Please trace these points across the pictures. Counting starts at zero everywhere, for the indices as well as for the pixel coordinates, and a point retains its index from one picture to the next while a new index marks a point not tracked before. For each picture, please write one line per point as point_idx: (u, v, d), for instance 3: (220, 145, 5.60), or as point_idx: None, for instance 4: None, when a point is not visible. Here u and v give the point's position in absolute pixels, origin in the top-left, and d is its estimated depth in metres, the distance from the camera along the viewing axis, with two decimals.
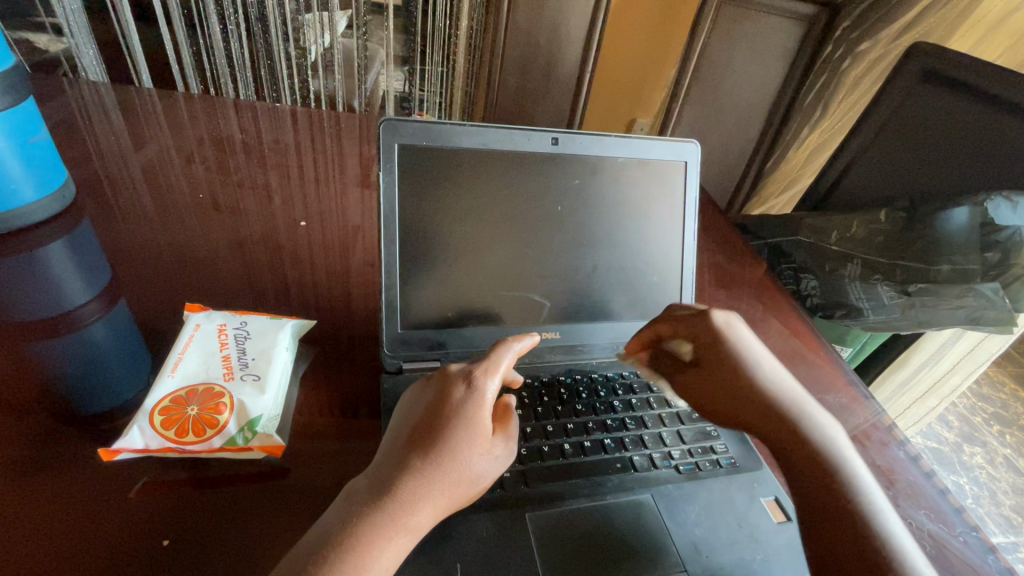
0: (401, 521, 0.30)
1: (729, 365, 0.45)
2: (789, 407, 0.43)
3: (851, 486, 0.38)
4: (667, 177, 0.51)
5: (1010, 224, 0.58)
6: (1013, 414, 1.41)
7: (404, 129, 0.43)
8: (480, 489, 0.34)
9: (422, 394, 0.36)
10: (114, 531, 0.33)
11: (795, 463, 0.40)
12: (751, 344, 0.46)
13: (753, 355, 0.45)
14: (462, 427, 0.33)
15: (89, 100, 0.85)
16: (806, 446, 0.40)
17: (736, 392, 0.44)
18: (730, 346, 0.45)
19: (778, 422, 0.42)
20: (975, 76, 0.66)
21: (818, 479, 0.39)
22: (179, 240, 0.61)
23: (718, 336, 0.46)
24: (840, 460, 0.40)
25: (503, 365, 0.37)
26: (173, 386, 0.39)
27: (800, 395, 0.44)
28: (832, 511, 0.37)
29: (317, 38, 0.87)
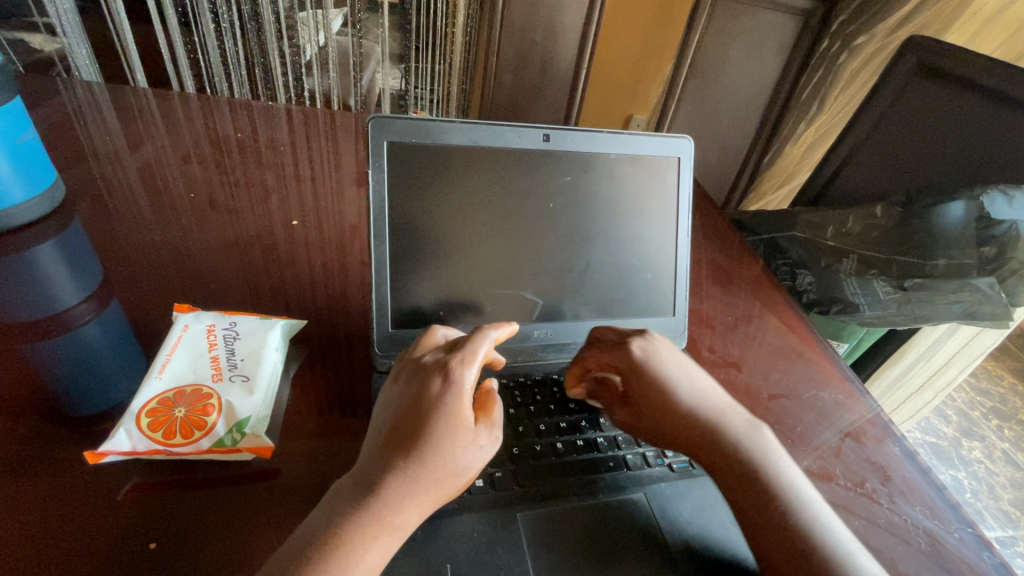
0: (385, 519, 0.30)
1: (655, 390, 0.43)
2: (722, 424, 0.41)
3: (792, 507, 0.37)
4: (661, 173, 0.51)
5: (1007, 218, 0.58)
6: (1012, 408, 1.41)
7: (393, 126, 0.43)
8: (466, 481, 0.34)
9: (399, 389, 0.35)
10: (101, 535, 0.33)
11: (736, 490, 0.38)
12: (672, 362, 0.44)
13: (676, 375, 0.43)
14: (443, 421, 0.33)
15: (82, 99, 0.85)
16: (743, 468, 0.39)
17: (668, 419, 0.42)
18: (650, 372, 0.43)
19: (713, 443, 0.40)
20: (971, 69, 0.66)
21: (759, 505, 0.37)
22: (171, 239, 0.61)
23: (637, 361, 0.44)
24: (780, 478, 0.38)
25: (480, 353, 0.36)
26: (161, 388, 0.38)
27: (729, 411, 0.42)
28: (778, 541, 0.36)
29: (312, 36, 0.87)
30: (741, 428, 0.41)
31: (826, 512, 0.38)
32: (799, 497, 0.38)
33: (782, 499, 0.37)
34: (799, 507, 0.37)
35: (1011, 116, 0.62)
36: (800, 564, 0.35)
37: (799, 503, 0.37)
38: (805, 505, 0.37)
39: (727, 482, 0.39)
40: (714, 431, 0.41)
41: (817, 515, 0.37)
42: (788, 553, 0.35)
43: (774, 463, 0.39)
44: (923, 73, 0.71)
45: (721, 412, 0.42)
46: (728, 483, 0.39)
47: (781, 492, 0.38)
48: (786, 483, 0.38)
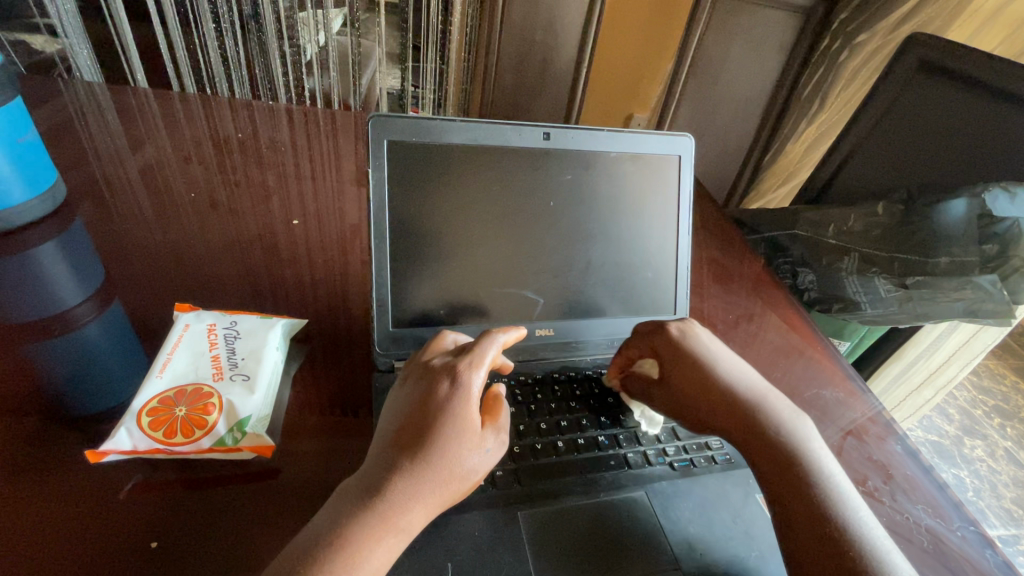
0: (392, 522, 0.30)
1: (694, 372, 0.44)
2: (761, 409, 0.42)
3: (827, 496, 0.37)
4: (661, 171, 0.51)
5: (1009, 216, 0.57)
6: (1014, 406, 1.41)
7: (393, 125, 0.43)
8: (472, 484, 0.34)
9: (407, 392, 0.35)
10: (104, 536, 0.33)
11: (770, 473, 0.39)
12: (712, 348, 0.46)
13: (717, 361, 0.44)
14: (450, 424, 0.33)
15: (84, 100, 0.85)
16: (780, 450, 0.39)
17: (706, 402, 0.43)
18: (690, 355, 0.44)
19: (750, 426, 0.41)
20: (971, 66, 0.66)
21: (794, 490, 0.38)
22: (171, 240, 0.61)
23: (677, 343, 0.45)
24: (816, 467, 0.39)
25: (489, 356, 0.36)
26: (161, 387, 0.38)
27: (769, 398, 0.43)
28: (809, 527, 0.36)
29: (313, 37, 0.87)
30: (781, 415, 0.41)
31: (860, 503, 0.38)
32: (834, 487, 0.38)
33: (816, 488, 0.38)
34: (833, 496, 0.37)
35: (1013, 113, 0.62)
36: (829, 551, 0.35)
37: (832, 492, 0.38)
38: (841, 496, 0.37)
39: (763, 466, 0.40)
40: (753, 415, 0.41)
41: (851, 505, 0.37)
42: (818, 538, 0.36)
43: (811, 451, 0.40)
44: (924, 69, 0.71)
45: (761, 398, 0.42)
46: (763, 466, 0.39)
47: (816, 481, 0.38)
48: (821, 472, 0.38)
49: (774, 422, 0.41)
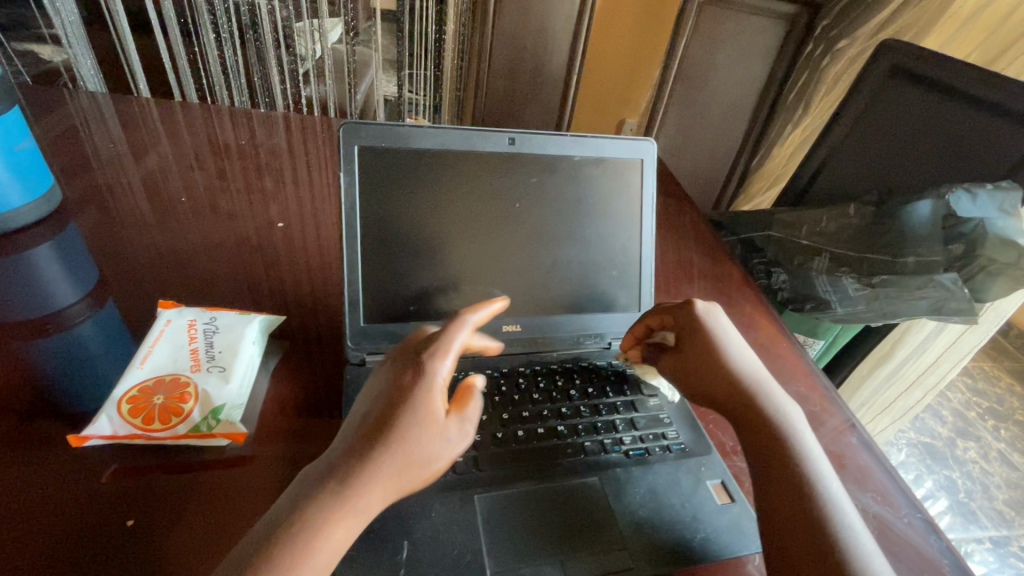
0: (342, 509, 0.29)
1: (706, 350, 0.47)
2: (758, 392, 0.45)
3: (808, 473, 0.40)
4: (626, 174, 0.53)
5: (972, 216, 0.59)
6: (1009, 409, 1.41)
7: (365, 132, 0.45)
8: (435, 473, 0.32)
9: (378, 380, 0.35)
10: (83, 515, 0.35)
11: (761, 447, 0.42)
12: (728, 333, 0.49)
13: (729, 344, 0.48)
14: (406, 410, 0.32)
15: (87, 107, 0.88)
16: (769, 428, 0.42)
17: (714, 378, 0.46)
18: (706, 334, 0.48)
19: (748, 404, 0.44)
20: (939, 71, 0.67)
21: (780, 463, 0.40)
22: (162, 241, 0.64)
23: (697, 322, 0.49)
24: (803, 447, 0.41)
25: (455, 344, 0.35)
26: (142, 377, 0.41)
27: (771, 384, 0.46)
28: (787, 496, 0.39)
29: (309, 46, 0.90)
30: (778, 401, 0.45)
31: (838, 485, 0.40)
32: (816, 467, 0.40)
33: (801, 463, 0.40)
34: (815, 473, 0.40)
35: (976, 117, 0.64)
36: (803, 521, 0.37)
37: (815, 470, 0.40)
38: (819, 475, 0.40)
39: (753, 442, 0.43)
40: (752, 395, 0.44)
41: (830, 484, 0.40)
42: (795, 507, 0.38)
43: (800, 433, 0.42)
44: (895, 74, 0.73)
45: (763, 383, 0.46)
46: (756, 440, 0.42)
47: (801, 459, 0.41)
48: (807, 452, 0.41)
49: (770, 405, 0.44)
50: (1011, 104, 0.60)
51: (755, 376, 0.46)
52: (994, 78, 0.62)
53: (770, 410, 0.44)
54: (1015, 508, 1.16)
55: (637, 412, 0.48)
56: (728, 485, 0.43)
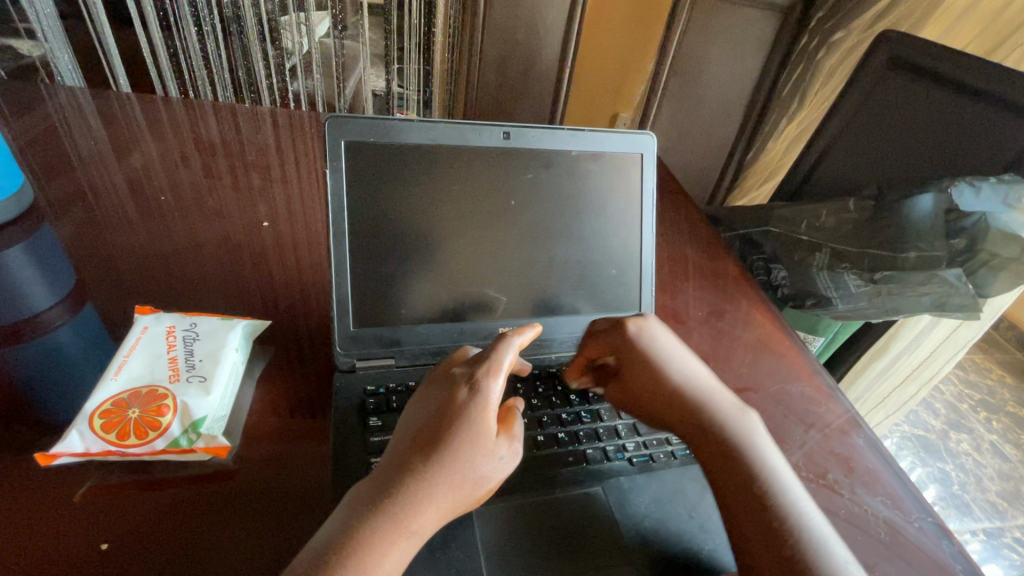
0: (404, 524, 0.29)
1: (648, 373, 0.44)
2: (708, 409, 0.42)
3: (772, 494, 0.38)
4: (624, 169, 0.51)
5: (975, 211, 0.58)
6: (1000, 400, 1.41)
7: (352, 126, 0.43)
8: (486, 491, 0.33)
9: (426, 397, 0.35)
10: (56, 538, 0.33)
11: (720, 470, 0.40)
12: (668, 347, 0.46)
13: (670, 360, 0.45)
14: (465, 429, 0.32)
15: (64, 102, 0.85)
16: (726, 450, 0.40)
17: (661, 403, 0.43)
18: (645, 356, 0.45)
19: (700, 426, 0.41)
20: (938, 62, 0.66)
21: (740, 487, 0.38)
22: (140, 242, 0.61)
23: (634, 345, 0.45)
24: (763, 464, 0.39)
25: (506, 362, 0.36)
26: (116, 389, 0.38)
27: (719, 395, 0.43)
28: (752, 523, 0.37)
29: (297, 39, 0.88)
30: (729, 415, 0.42)
31: (804, 500, 0.38)
32: (780, 485, 0.38)
33: (762, 485, 0.38)
34: (779, 493, 0.38)
35: (977, 108, 0.62)
36: (772, 548, 0.35)
37: (781, 491, 0.38)
38: (786, 494, 0.38)
39: (713, 465, 0.40)
40: (702, 415, 0.42)
41: (796, 502, 0.38)
42: (763, 534, 0.36)
43: (757, 449, 0.40)
44: (895, 65, 0.71)
45: (711, 397, 0.43)
46: (712, 465, 0.40)
47: (762, 479, 0.38)
48: (767, 469, 0.39)
49: (724, 423, 0.41)
50: (1013, 95, 0.59)
51: (700, 392, 0.43)
52: (994, 69, 0.61)
53: (724, 429, 0.41)
54: (1008, 499, 1.17)
55: None
56: None
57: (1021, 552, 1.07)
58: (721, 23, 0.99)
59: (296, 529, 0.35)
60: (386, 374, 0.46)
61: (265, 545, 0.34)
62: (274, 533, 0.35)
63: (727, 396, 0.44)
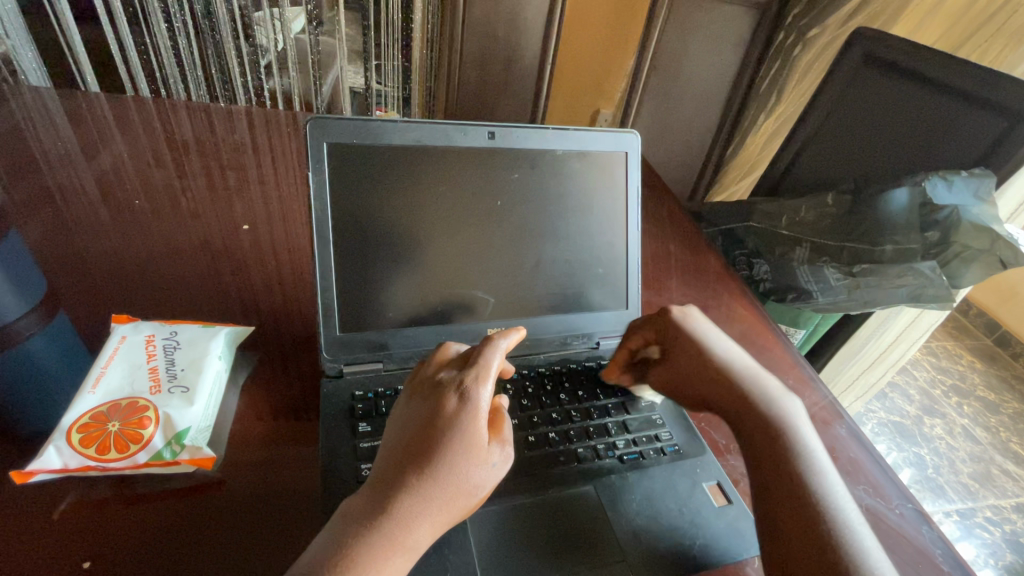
0: (399, 539, 0.29)
1: (693, 355, 0.46)
2: (752, 390, 0.44)
3: (805, 470, 0.39)
4: (610, 167, 0.51)
5: (948, 204, 0.60)
6: (970, 385, 1.46)
7: (333, 127, 0.42)
8: (479, 499, 0.33)
9: (412, 407, 0.35)
10: (34, 557, 0.32)
11: (754, 446, 0.41)
12: (712, 335, 0.48)
13: (714, 345, 0.47)
14: (456, 439, 0.32)
15: (29, 102, 0.81)
16: (767, 429, 0.41)
17: (708, 384, 0.45)
18: (692, 340, 0.47)
19: (739, 402, 0.43)
20: (908, 58, 0.68)
21: (775, 458, 0.40)
22: (112, 248, 0.59)
23: (678, 329, 0.48)
24: (798, 442, 0.41)
25: (494, 367, 0.36)
26: (94, 403, 0.37)
27: (761, 376, 0.45)
28: (782, 491, 0.38)
29: (270, 36, 0.86)
30: (771, 396, 0.44)
31: (835, 478, 0.39)
32: (813, 461, 0.40)
33: (798, 459, 0.39)
34: (813, 470, 0.39)
35: (948, 105, 0.64)
36: (803, 519, 0.36)
37: (816, 471, 0.39)
38: (819, 474, 0.39)
39: (750, 438, 0.42)
40: (742, 391, 0.44)
41: (827, 479, 0.39)
42: (795, 503, 0.37)
43: (794, 424, 0.42)
44: (868, 63, 0.73)
45: (751, 378, 0.45)
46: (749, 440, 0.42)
47: (796, 455, 0.40)
48: (804, 448, 0.40)
49: (768, 404, 0.43)
50: (979, 92, 0.61)
51: (746, 374, 0.45)
52: (962, 65, 0.62)
53: (768, 410, 0.43)
54: (979, 481, 1.21)
55: (629, 414, 0.47)
56: (724, 486, 0.42)
57: (991, 531, 1.11)
58: (699, 20, 0.99)
59: (286, 539, 0.35)
60: (375, 379, 0.45)
61: (255, 557, 0.34)
62: (264, 545, 0.34)
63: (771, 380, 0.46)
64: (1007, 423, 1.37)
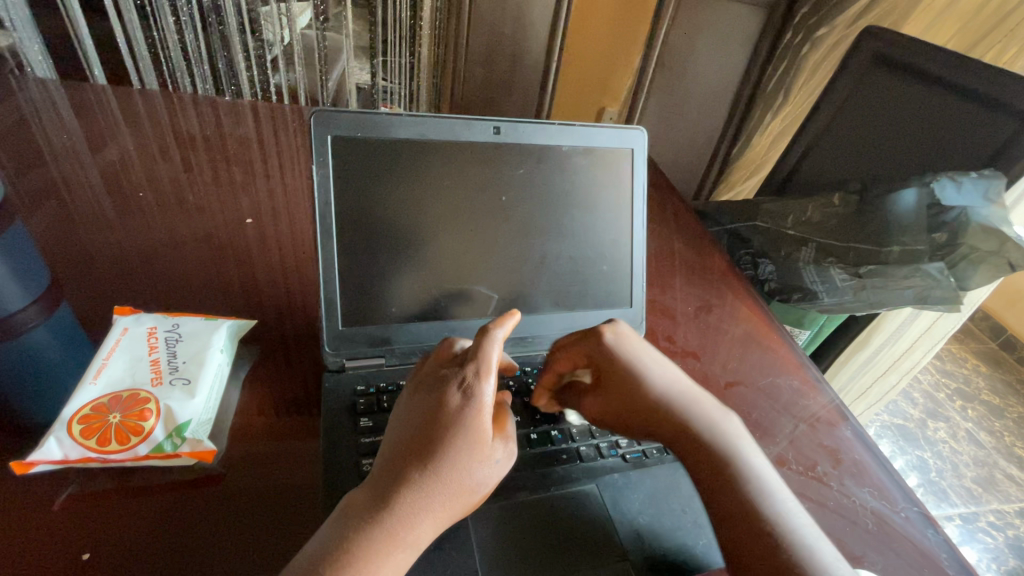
0: (400, 535, 0.29)
1: (626, 379, 0.42)
2: (692, 415, 0.41)
3: (765, 507, 0.37)
4: (616, 163, 0.51)
5: (957, 205, 0.59)
6: (975, 389, 1.45)
7: (337, 120, 0.42)
8: (481, 496, 0.33)
9: (416, 402, 0.34)
10: (35, 548, 0.32)
11: (709, 480, 0.39)
12: (639, 351, 0.44)
13: (650, 369, 0.42)
14: (460, 436, 0.32)
15: (37, 95, 0.82)
16: (715, 461, 0.39)
17: (645, 410, 0.41)
18: (625, 367, 0.42)
19: (684, 430, 0.41)
20: (920, 57, 0.67)
21: (732, 497, 0.38)
22: (116, 240, 0.59)
23: (605, 352, 0.43)
24: (751, 472, 0.39)
25: (496, 362, 0.35)
26: (95, 394, 0.36)
27: (699, 396, 0.43)
28: (743, 522, 0.37)
29: (276, 31, 0.85)
30: (715, 418, 0.41)
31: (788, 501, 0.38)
32: (770, 492, 0.38)
33: (753, 496, 0.38)
34: (771, 506, 0.38)
35: (961, 106, 0.63)
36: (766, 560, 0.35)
37: (771, 504, 0.38)
38: (777, 508, 0.37)
39: (701, 471, 0.40)
40: (687, 419, 0.41)
41: (787, 512, 0.37)
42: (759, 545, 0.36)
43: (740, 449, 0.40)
44: (879, 62, 0.71)
45: (695, 401, 0.42)
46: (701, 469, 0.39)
47: (750, 483, 0.38)
48: (757, 477, 0.39)
49: (713, 430, 0.41)
50: (992, 92, 0.60)
51: (677, 392, 0.42)
52: (971, 65, 0.62)
53: (714, 437, 0.40)
54: (983, 486, 1.20)
55: None
56: None
57: (995, 535, 1.10)
58: (707, 18, 0.98)
59: (285, 534, 0.35)
60: (376, 373, 0.45)
61: (254, 552, 0.33)
62: (263, 540, 0.34)
63: (704, 395, 0.43)
64: (1011, 427, 1.36)
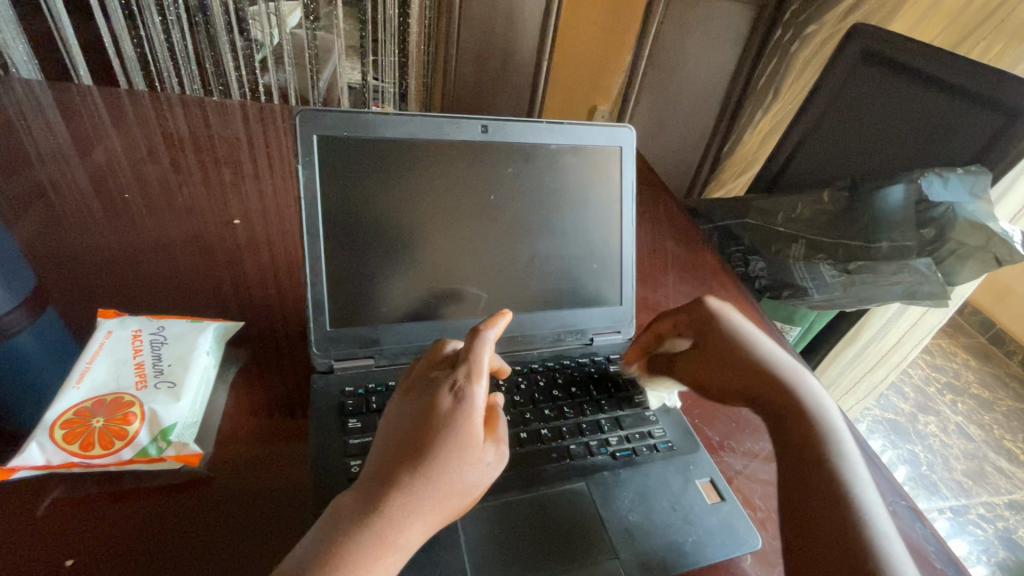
0: (389, 538, 0.29)
1: (725, 343, 0.48)
2: (787, 380, 0.46)
3: (841, 465, 0.40)
4: (605, 161, 0.51)
5: (943, 201, 0.59)
6: (964, 383, 1.46)
7: (322, 120, 0.42)
8: (472, 497, 0.33)
9: (407, 404, 0.34)
10: (17, 554, 0.31)
11: (793, 436, 0.42)
12: (742, 325, 0.50)
13: (748, 337, 0.49)
14: (452, 437, 0.32)
15: (21, 95, 0.80)
16: (800, 420, 0.43)
17: (739, 368, 0.47)
18: (726, 333, 0.49)
19: (786, 395, 0.44)
20: (907, 54, 0.67)
21: (811, 452, 0.41)
22: (101, 242, 0.58)
23: (712, 319, 0.50)
24: (833, 436, 0.42)
25: (487, 359, 0.35)
26: (78, 398, 0.36)
27: (795, 368, 0.47)
28: (816, 479, 0.39)
29: (266, 31, 0.86)
30: (807, 387, 0.45)
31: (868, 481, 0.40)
32: (849, 457, 0.41)
33: (831, 455, 0.40)
34: (846, 468, 0.40)
35: (949, 102, 0.63)
36: (835, 512, 0.37)
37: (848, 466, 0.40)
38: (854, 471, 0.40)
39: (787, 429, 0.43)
40: (781, 383, 0.45)
41: (859, 476, 0.40)
42: (827, 500, 0.38)
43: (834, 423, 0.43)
44: (869, 60, 0.72)
45: (790, 369, 0.47)
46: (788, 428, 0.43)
47: (831, 445, 0.41)
48: (838, 442, 0.42)
49: (807, 395, 0.44)
50: (977, 88, 0.60)
51: (775, 360, 0.47)
52: (956, 62, 0.62)
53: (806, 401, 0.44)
54: (973, 478, 1.21)
55: (623, 410, 0.47)
56: (717, 483, 0.42)
57: (984, 527, 1.11)
58: (697, 17, 0.99)
59: (272, 536, 0.34)
60: (366, 374, 0.45)
61: (242, 555, 0.33)
62: (250, 543, 0.34)
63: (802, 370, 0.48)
64: (1000, 420, 1.37)
